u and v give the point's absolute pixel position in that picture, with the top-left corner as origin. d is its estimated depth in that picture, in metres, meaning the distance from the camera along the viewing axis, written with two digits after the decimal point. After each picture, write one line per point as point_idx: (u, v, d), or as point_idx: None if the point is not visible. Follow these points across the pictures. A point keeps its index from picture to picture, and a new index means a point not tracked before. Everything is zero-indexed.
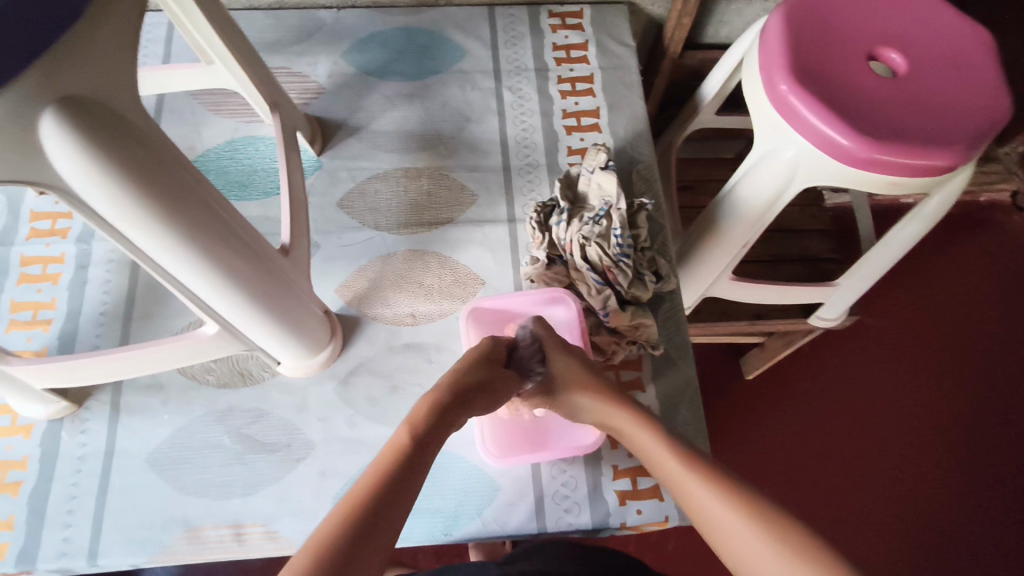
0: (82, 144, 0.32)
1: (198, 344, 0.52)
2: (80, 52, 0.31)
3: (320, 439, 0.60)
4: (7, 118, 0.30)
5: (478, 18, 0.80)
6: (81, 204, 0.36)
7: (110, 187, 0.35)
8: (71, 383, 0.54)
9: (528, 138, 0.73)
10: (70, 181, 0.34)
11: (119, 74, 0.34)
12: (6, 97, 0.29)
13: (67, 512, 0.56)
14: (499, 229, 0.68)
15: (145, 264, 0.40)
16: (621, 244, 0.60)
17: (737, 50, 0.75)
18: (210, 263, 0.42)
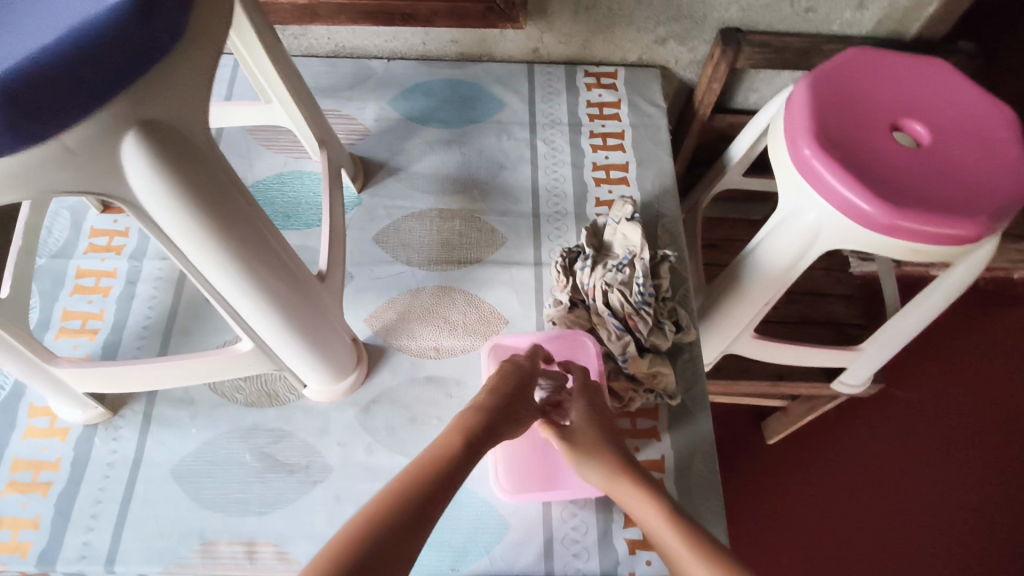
0: (156, 165, 0.36)
1: (232, 360, 0.55)
2: (164, 84, 0.35)
3: (338, 463, 0.61)
4: (97, 136, 0.33)
5: (519, 74, 0.85)
6: (146, 218, 0.39)
7: (174, 204, 0.38)
8: (111, 390, 0.57)
9: (558, 187, 0.77)
10: (138, 197, 0.37)
11: (192, 105, 0.38)
12: (95, 119, 0.33)
13: (91, 517, 0.58)
14: (526, 272, 0.71)
15: (195, 277, 0.43)
16: (642, 292, 0.63)
17: (762, 116, 0.79)
18: (255, 286, 0.46)
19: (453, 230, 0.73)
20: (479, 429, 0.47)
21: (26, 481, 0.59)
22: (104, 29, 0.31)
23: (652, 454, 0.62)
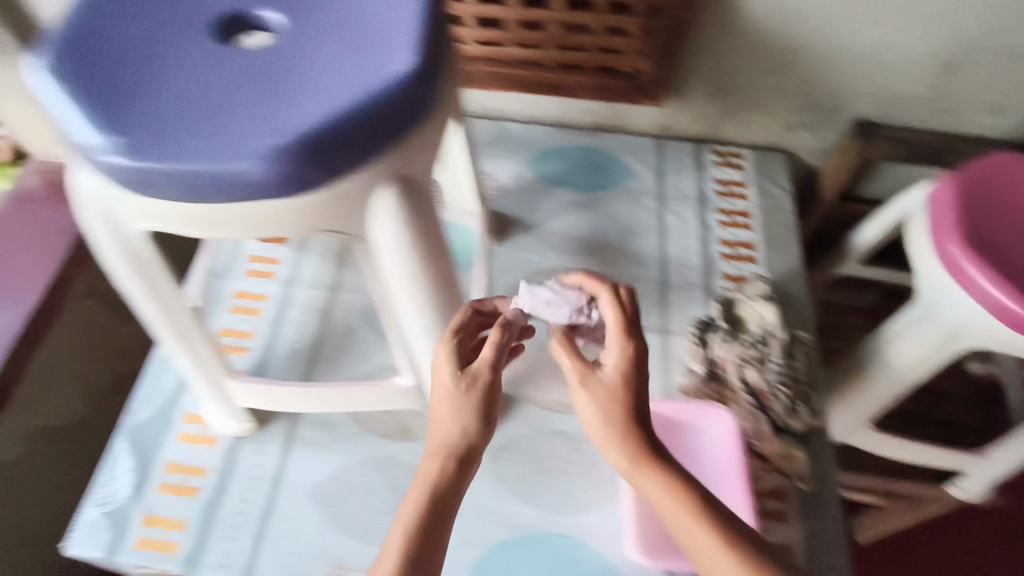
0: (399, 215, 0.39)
1: (389, 393, 0.58)
2: (415, 147, 0.39)
3: (465, 505, 0.63)
4: (360, 190, 0.37)
5: (649, 147, 0.88)
6: (370, 257, 0.43)
7: (401, 250, 0.41)
8: (270, 408, 0.61)
9: (685, 259, 0.79)
10: (373, 243, 0.41)
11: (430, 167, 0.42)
12: (356, 178, 0.37)
13: (234, 526, 0.61)
14: (653, 338, 0.72)
15: (387, 312, 0.47)
16: (778, 371, 0.64)
17: (892, 209, 0.78)
18: (441, 331, 0.48)
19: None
20: (459, 457, 0.41)
21: (176, 482, 0.63)
22: (395, 99, 0.36)
23: (778, 539, 0.60)
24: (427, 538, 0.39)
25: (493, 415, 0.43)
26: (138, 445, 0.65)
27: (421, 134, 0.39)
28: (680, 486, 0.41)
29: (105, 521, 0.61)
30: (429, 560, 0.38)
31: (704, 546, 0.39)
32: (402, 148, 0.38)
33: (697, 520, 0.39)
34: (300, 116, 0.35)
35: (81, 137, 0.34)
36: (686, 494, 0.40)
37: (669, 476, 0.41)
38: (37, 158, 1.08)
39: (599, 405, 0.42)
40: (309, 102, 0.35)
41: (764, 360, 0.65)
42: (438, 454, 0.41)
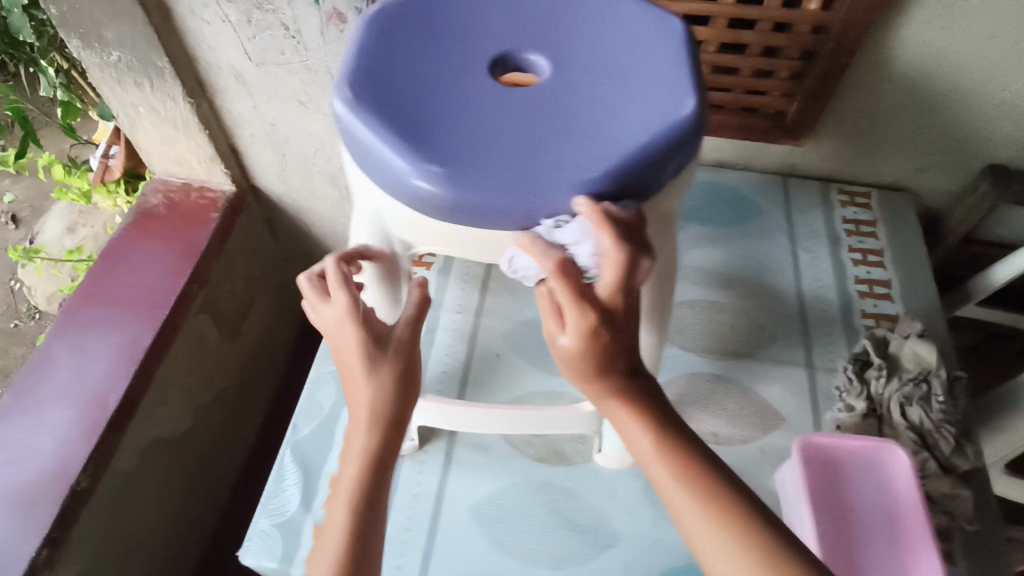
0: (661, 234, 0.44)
1: (571, 418, 0.63)
2: (683, 182, 0.41)
3: (627, 531, 0.63)
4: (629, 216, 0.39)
5: (775, 185, 0.90)
6: None
7: None
8: (450, 427, 0.65)
9: (822, 296, 0.79)
10: None
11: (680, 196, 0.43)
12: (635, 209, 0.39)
13: (402, 543, 0.62)
14: (799, 373, 0.73)
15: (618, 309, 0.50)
16: (943, 410, 0.64)
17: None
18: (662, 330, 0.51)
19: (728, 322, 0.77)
20: (382, 410, 0.42)
21: None
22: (685, 134, 0.37)
23: None
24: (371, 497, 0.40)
25: (411, 369, 0.44)
26: (302, 458, 0.67)
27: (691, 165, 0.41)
28: (693, 462, 0.40)
29: (277, 532, 0.62)
30: (371, 513, 0.40)
31: (680, 504, 0.39)
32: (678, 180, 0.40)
33: (707, 496, 0.38)
34: (602, 150, 0.37)
35: (397, 167, 0.37)
36: (696, 470, 0.40)
37: (687, 452, 0.41)
38: (160, 178, 1.11)
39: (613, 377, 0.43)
40: (607, 137, 0.37)
41: (927, 398, 0.65)
42: (370, 404, 0.42)
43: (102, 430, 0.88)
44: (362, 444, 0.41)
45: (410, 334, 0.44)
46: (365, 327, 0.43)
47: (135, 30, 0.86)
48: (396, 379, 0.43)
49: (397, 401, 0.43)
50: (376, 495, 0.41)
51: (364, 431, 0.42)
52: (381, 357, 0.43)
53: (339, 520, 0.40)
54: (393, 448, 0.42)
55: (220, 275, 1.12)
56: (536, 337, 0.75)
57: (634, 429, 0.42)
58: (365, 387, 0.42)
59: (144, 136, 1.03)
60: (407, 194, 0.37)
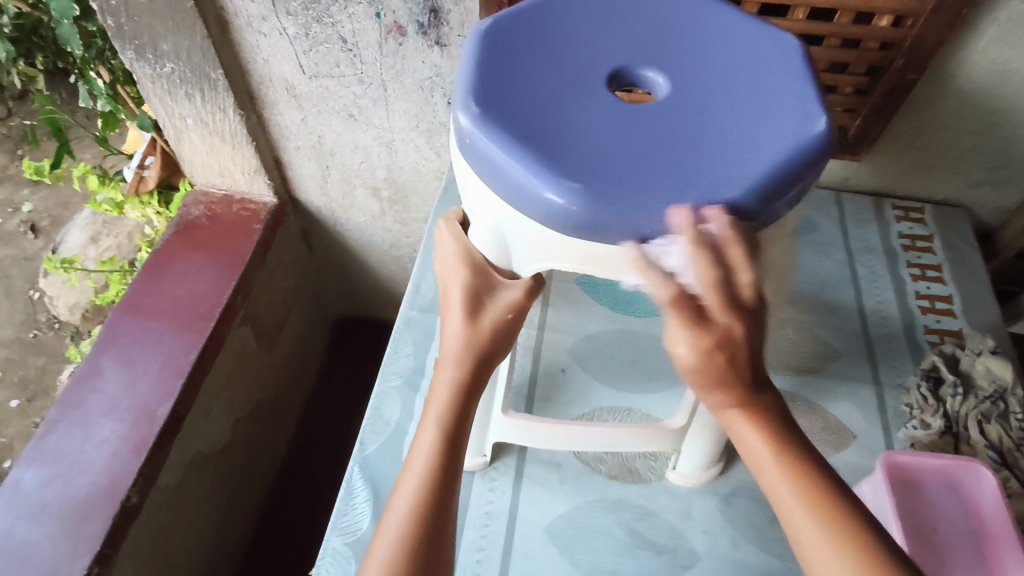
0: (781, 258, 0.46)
1: (654, 435, 0.61)
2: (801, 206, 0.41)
3: (705, 551, 0.62)
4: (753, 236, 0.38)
5: (828, 201, 0.90)
6: None
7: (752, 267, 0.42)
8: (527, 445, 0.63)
9: (884, 311, 0.79)
10: None
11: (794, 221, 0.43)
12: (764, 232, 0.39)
13: (477, 562, 0.60)
14: (867, 390, 0.72)
15: None
16: (1022, 428, 0.64)
17: None
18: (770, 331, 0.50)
19: (792, 338, 0.77)
20: (478, 352, 0.43)
21: None
22: (817, 154, 0.38)
23: None
24: (454, 431, 0.41)
25: (514, 323, 0.44)
26: (370, 475, 0.66)
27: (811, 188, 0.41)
28: (806, 463, 0.39)
29: (348, 551, 0.61)
30: (455, 451, 0.41)
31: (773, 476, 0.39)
32: (802, 202, 0.40)
33: (817, 507, 0.37)
34: (739, 169, 0.37)
35: (535, 184, 0.37)
36: (808, 478, 0.38)
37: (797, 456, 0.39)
38: (200, 189, 1.11)
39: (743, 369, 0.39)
40: (743, 156, 0.37)
41: (1005, 415, 0.65)
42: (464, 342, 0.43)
43: (152, 444, 0.87)
44: (451, 374, 0.43)
45: (520, 295, 0.44)
46: (473, 280, 0.44)
47: (193, 42, 0.86)
48: (495, 328, 0.43)
49: (488, 344, 0.43)
50: (459, 430, 0.42)
51: (451, 365, 0.43)
52: (483, 307, 0.44)
53: (428, 441, 0.41)
54: (479, 386, 0.44)
55: (260, 287, 1.11)
56: (600, 353, 0.75)
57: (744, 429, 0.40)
58: (459, 328, 0.43)
59: (190, 148, 1.03)
60: (542, 210, 0.37)
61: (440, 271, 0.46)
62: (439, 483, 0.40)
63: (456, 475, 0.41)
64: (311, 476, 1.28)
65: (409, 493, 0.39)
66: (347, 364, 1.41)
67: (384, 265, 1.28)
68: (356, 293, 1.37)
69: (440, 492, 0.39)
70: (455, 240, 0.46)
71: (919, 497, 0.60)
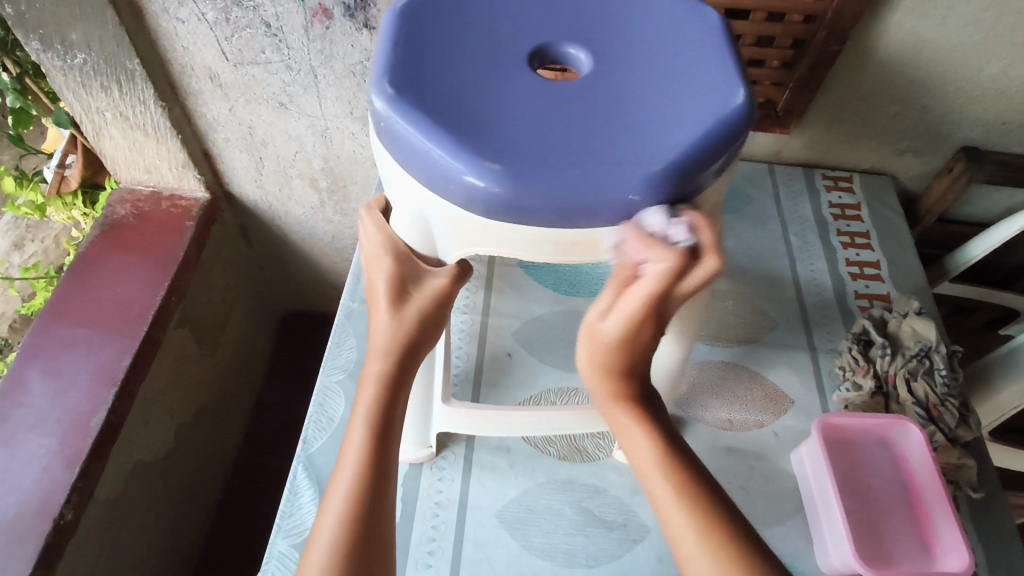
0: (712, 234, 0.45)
1: (600, 415, 0.61)
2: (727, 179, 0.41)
3: (654, 524, 0.63)
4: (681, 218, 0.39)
5: (762, 173, 0.92)
6: None
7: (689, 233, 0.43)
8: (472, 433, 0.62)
9: (817, 279, 0.82)
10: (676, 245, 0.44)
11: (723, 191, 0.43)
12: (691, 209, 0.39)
13: (428, 553, 0.60)
14: (803, 355, 0.75)
15: None
16: (947, 384, 0.66)
17: (997, 237, 0.84)
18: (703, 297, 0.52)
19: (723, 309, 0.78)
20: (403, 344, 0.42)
21: None
22: (738, 126, 0.38)
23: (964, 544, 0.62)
24: (385, 424, 0.40)
25: (442, 314, 0.44)
26: (315, 473, 0.64)
27: (733, 161, 0.41)
28: (709, 509, 0.38)
29: (295, 552, 0.59)
30: (387, 446, 0.40)
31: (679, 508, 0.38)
32: (726, 174, 0.40)
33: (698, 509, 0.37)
34: (661, 143, 0.36)
35: (452, 167, 0.35)
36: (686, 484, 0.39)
37: (707, 499, 0.38)
38: (126, 187, 1.05)
39: (628, 378, 0.41)
40: (666, 130, 0.37)
41: (931, 372, 0.67)
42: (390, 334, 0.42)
43: (85, 457, 0.83)
44: (376, 368, 0.41)
45: (446, 283, 0.43)
46: (396, 271, 0.43)
47: (104, 30, 0.82)
48: (420, 317, 0.43)
49: (413, 332, 0.42)
50: (389, 424, 0.40)
51: (376, 358, 0.42)
52: (407, 296, 0.43)
53: (357, 439, 0.40)
54: (407, 377, 0.42)
55: (196, 288, 1.07)
56: (545, 334, 0.75)
57: (631, 428, 0.42)
58: (386, 321, 0.42)
59: (110, 144, 0.97)
60: (462, 193, 0.36)
61: (366, 261, 0.45)
62: (368, 486, 0.38)
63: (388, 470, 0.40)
64: (264, 479, 1.25)
65: (341, 497, 0.38)
66: (295, 361, 1.37)
67: (327, 259, 1.25)
68: (300, 287, 1.33)
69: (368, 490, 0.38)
70: (376, 228, 0.45)
71: (852, 453, 0.63)
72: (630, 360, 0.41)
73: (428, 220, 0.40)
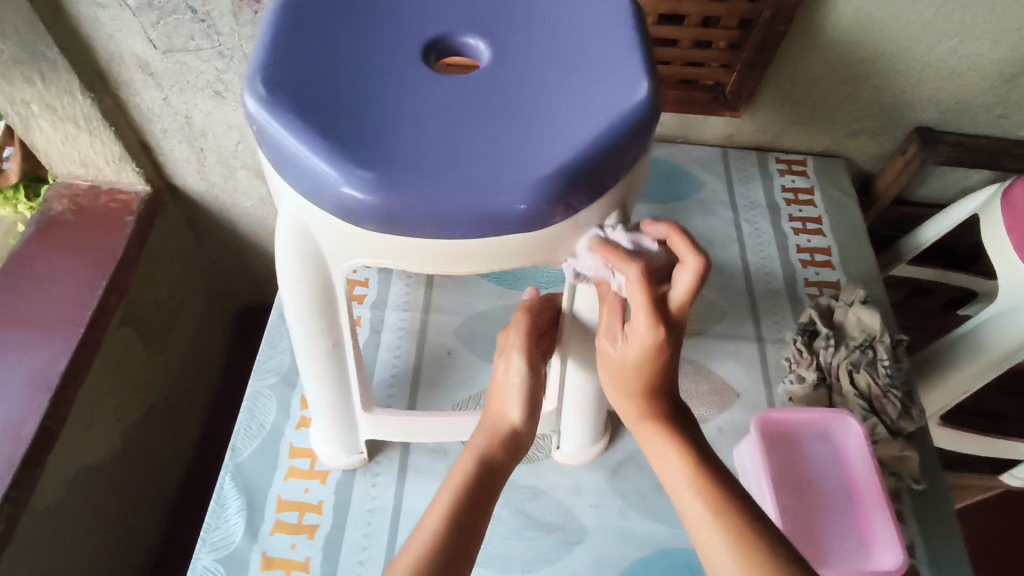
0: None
1: None
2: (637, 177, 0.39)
3: (593, 525, 0.62)
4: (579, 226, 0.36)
5: (715, 157, 0.90)
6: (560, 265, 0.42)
7: None
8: (401, 440, 0.60)
9: (767, 266, 0.80)
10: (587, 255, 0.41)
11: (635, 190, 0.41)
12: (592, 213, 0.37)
13: (360, 562, 0.59)
14: (749, 346, 0.73)
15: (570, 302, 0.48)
16: (890, 375, 0.65)
17: (951, 220, 0.82)
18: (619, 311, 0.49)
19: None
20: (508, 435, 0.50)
21: (292, 521, 0.60)
22: (641, 122, 0.35)
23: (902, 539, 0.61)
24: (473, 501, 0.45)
25: (538, 409, 0.51)
26: (243, 483, 0.62)
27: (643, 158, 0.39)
28: (739, 514, 0.41)
29: (220, 567, 0.57)
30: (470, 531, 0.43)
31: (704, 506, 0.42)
32: (633, 176, 0.38)
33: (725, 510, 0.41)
34: (554, 145, 0.34)
35: (325, 176, 0.33)
36: (715, 490, 0.42)
37: (724, 489, 0.42)
38: (64, 181, 0.99)
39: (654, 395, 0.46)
40: (559, 131, 0.34)
41: (874, 364, 0.66)
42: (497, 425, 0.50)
43: (17, 467, 0.81)
44: (476, 450, 0.48)
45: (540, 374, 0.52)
46: (506, 359, 0.53)
47: (18, 16, 0.76)
48: (524, 414, 0.50)
49: (522, 426, 0.50)
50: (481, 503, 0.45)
51: (479, 442, 0.49)
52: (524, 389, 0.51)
53: (440, 507, 0.44)
54: (504, 469, 0.48)
55: (140, 286, 1.03)
56: (486, 330, 0.72)
57: (660, 439, 0.46)
58: (507, 411, 0.51)
59: (40, 137, 0.91)
60: (337, 203, 0.33)
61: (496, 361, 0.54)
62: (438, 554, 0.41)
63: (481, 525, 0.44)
64: None
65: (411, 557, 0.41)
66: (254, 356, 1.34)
67: None
68: (257, 279, 1.29)
69: (457, 535, 0.42)
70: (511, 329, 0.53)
71: (793, 449, 0.62)
72: (653, 377, 0.45)
73: (312, 228, 0.37)
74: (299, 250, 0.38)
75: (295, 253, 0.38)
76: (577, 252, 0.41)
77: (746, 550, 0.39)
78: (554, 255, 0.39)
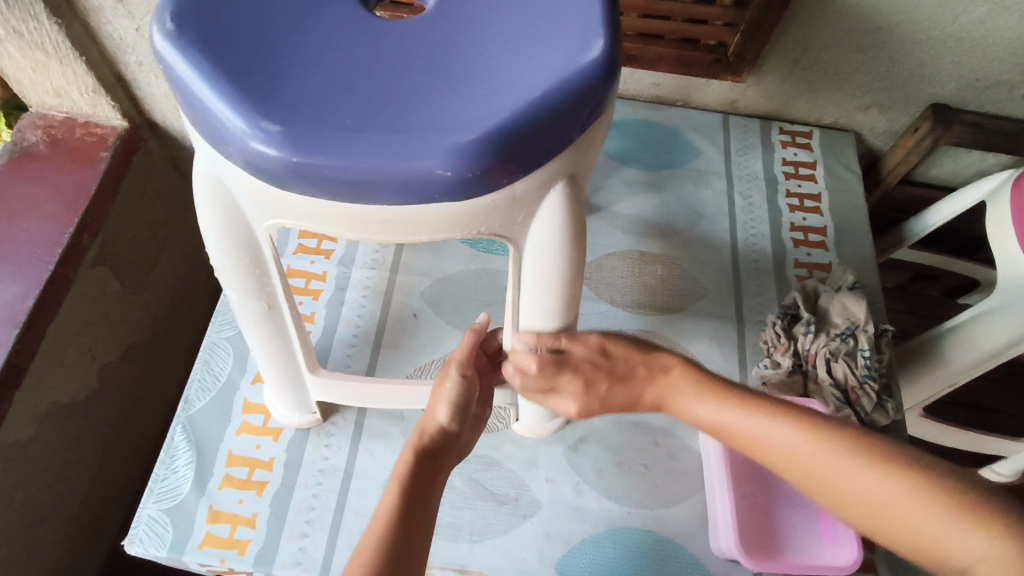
0: (566, 216, 0.38)
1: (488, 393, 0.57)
2: (588, 144, 0.35)
3: (547, 500, 0.60)
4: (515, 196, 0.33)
5: (714, 124, 0.85)
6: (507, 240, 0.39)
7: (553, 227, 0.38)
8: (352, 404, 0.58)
9: (756, 243, 0.76)
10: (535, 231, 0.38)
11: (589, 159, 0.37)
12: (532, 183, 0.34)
13: (306, 522, 0.58)
14: (727, 326, 0.70)
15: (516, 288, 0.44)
16: (869, 366, 0.62)
17: (963, 201, 0.76)
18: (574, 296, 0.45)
19: (619, 270, 0.73)
20: (442, 436, 0.48)
21: (241, 477, 0.59)
22: (587, 87, 0.32)
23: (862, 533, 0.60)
24: (415, 499, 0.44)
25: (469, 412, 0.50)
26: (195, 436, 0.61)
27: (597, 125, 0.35)
28: (800, 415, 0.44)
29: (165, 518, 0.57)
30: (414, 529, 0.43)
31: (759, 422, 0.45)
32: (580, 144, 0.34)
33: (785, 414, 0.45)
34: (485, 109, 0.31)
35: (232, 126, 0.31)
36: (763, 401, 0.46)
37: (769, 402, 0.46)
38: (37, 111, 0.91)
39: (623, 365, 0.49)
40: (493, 93, 0.32)
41: (853, 354, 0.63)
42: (428, 428, 0.49)
43: None
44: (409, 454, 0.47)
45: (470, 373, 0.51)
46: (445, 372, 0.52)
47: None
48: (452, 415, 0.49)
49: (455, 430, 0.49)
50: (424, 500, 0.45)
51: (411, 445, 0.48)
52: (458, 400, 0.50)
53: (389, 501, 0.44)
54: (441, 471, 0.47)
55: (117, 222, 0.94)
56: (455, 294, 0.70)
57: (692, 389, 0.48)
58: (437, 417, 0.49)
59: (8, 63, 0.82)
60: (241, 156, 0.31)
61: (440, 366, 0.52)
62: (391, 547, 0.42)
63: (418, 535, 0.43)
64: None
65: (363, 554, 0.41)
66: None
67: None
68: None
69: (403, 528, 0.43)
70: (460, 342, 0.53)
71: None
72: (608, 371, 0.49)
73: (226, 180, 0.35)
74: (217, 204, 0.36)
75: (213, 207, 0.36)
76: (517, 225, 0.37)
77: (829, 440, 0.43)
78: (491, 227, 0.35)
